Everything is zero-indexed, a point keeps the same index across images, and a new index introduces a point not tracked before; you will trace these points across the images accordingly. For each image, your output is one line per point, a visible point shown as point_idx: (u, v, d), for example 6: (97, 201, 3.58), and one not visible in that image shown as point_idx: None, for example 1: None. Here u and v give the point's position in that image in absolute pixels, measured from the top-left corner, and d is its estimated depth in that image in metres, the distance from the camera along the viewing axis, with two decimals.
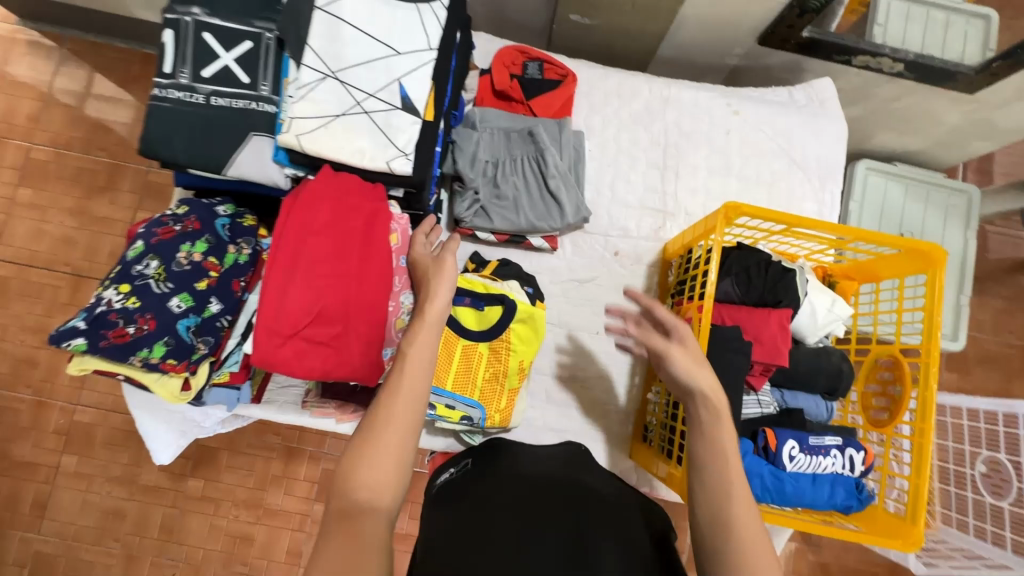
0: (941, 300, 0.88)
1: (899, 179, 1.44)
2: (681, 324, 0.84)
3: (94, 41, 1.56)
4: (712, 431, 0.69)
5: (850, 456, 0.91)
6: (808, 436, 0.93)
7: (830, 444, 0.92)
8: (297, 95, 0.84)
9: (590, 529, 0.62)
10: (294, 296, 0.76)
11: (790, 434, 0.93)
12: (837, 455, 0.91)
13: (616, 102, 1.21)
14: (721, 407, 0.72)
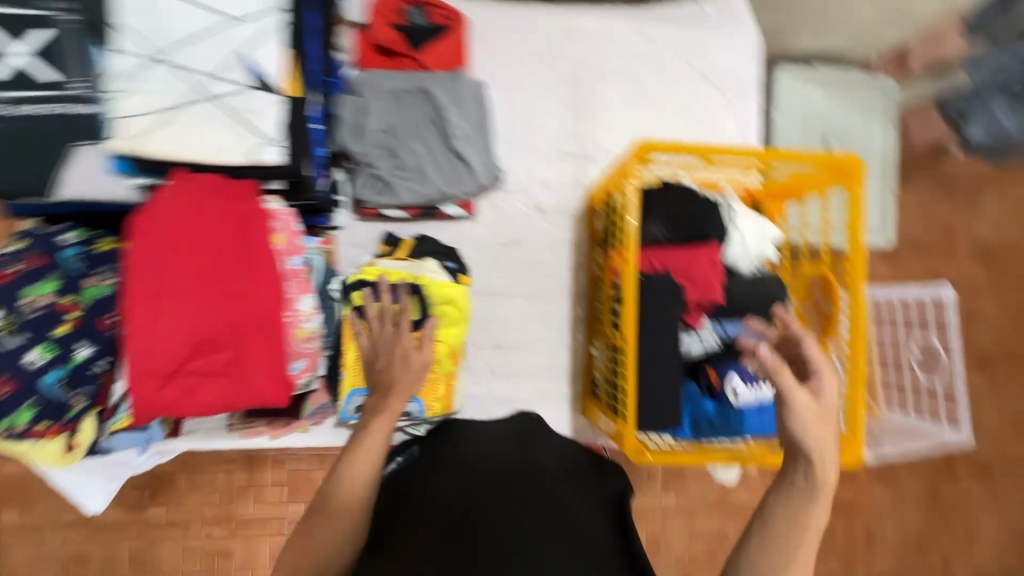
0: (862, 210, 0.86)
1: (822, 83, 1.38)
2: (827, 378, 0.67)
3: None
4: (806, 504, 0.60)
5: None
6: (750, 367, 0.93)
7: None
8: (120, 89, 0.70)
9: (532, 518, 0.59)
10: (165, 329, 0.66)
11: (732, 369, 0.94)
12: None
13: (515, 42, 1.10)
14: (827, 481, 0.62)
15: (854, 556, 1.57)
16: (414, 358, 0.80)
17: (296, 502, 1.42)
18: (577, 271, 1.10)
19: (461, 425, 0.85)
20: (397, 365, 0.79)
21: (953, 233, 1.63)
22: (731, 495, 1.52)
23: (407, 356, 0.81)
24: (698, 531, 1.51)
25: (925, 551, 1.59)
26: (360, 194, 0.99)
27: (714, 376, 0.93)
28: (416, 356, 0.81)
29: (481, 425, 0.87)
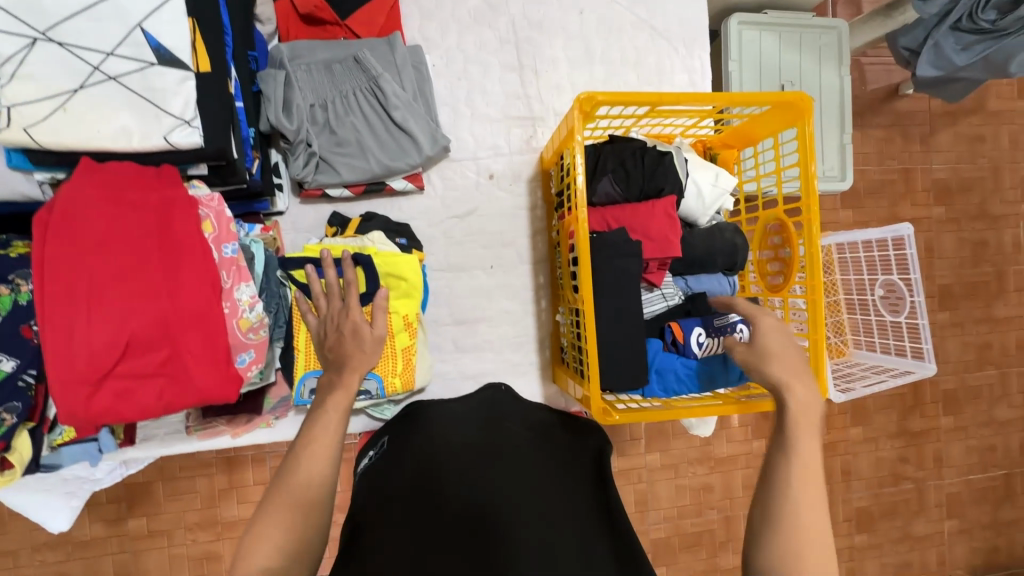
0: (812, 150, 0.84)
1: (771, 29, 1.37)
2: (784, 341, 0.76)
3: None
4: (788, 456, 0.64)
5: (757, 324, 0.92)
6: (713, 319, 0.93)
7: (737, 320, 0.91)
8: (2, 74, 0.63)
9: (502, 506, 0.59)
10: (87, 334, 0.62)
11: (696, 321, 0.93)
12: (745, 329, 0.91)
13: (449, 1, 1.04)
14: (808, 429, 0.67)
15: (834, 494, 1.63)
16: (364, 330, 0.80)
17: None
18: (535, 238, 1.08)
19: (427, 408, 0.83)
20: (348, 342, 0.79)
21: (910, 172, 1.65)
22: (712, 448, 1.55)
23: (358, 330, 0.80)
24: (684, 485, 1.54)
25: (900, 483, 1.66)
26: (299, 175, 0.93)
27: (677, 330, 0.92)
28: (369, 331, 0.81)
29: (451, 403, 0.86)
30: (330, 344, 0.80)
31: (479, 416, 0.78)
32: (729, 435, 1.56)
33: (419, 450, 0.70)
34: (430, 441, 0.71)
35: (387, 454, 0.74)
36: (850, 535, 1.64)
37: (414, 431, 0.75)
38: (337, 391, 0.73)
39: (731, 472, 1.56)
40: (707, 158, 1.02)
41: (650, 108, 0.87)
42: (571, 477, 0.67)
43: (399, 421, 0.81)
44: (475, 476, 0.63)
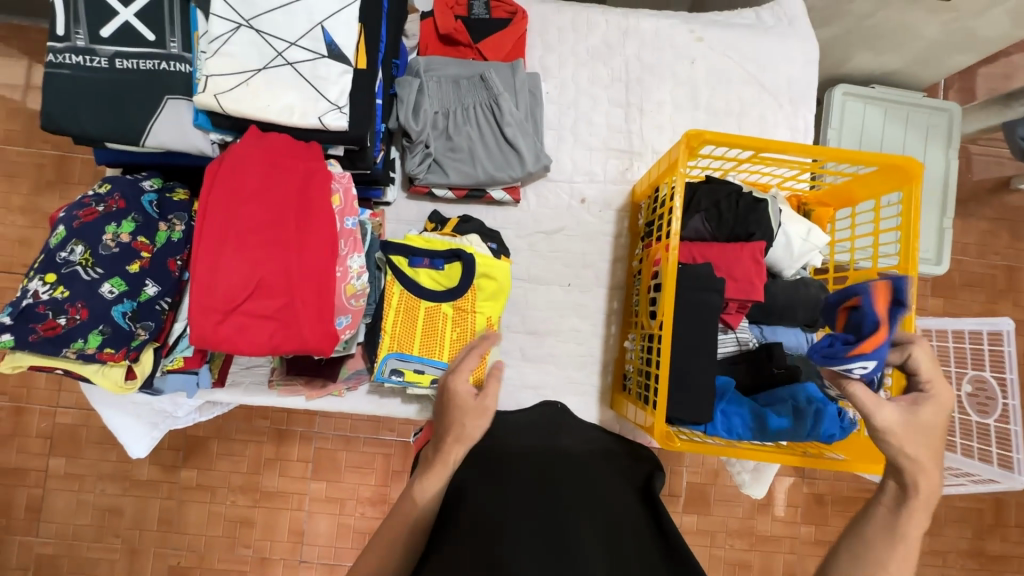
0: (917, 217, 0.84)
1: (878, 103, 1.37)
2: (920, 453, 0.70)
3: (19, 25, 1.41)
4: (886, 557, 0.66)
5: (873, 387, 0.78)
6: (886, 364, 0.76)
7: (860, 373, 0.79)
8: (209, 50, 0.77)
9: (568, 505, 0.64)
10: (228, 270, 0.71)
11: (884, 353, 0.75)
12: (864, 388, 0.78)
13: (572, 37, 1.13)
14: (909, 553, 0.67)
15: None
16: (465, 397, 0.79)
17: (317, 480, 1.45)
18: (615, 264, 1.11)
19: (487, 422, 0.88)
20: (455, 412, 0.77)
21: (1014, 271, 1.55)
22: (755, 524, 1.47)
23: (463, 398, 0.78)
24: (719, 556, 1.46)
25: None
26: (414, 172, 1.03)
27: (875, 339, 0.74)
28: (474, 399, 0.78)
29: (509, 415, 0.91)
30: (439, 410, 0.80)
31: (540, 429, 0.83)
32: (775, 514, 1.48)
33: (488, 457, 0.76)
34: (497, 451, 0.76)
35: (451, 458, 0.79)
36: None
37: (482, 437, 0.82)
38: (434, 469, 0.70)
39: (773, 553, 1.47)
40: (801, 213, 1.02)
41: (754, 153, 0.90)
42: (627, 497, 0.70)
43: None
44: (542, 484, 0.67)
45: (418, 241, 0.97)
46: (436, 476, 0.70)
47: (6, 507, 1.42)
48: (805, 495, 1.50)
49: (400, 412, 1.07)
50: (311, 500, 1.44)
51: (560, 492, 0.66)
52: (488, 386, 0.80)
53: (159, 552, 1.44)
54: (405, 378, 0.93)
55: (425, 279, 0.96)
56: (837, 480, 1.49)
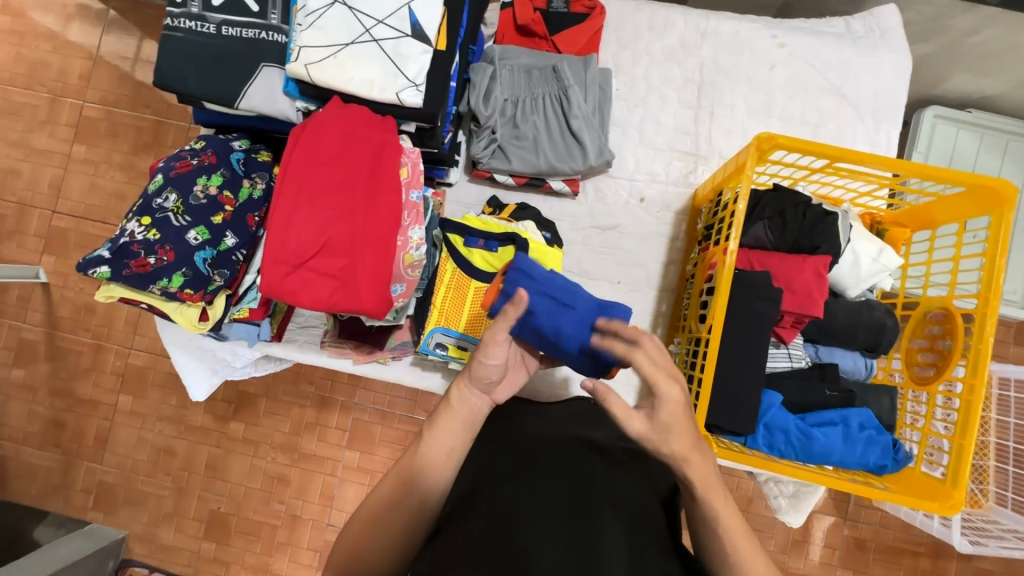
0: (1005, 244, 0.78)
1: (973, 128, 1.28)
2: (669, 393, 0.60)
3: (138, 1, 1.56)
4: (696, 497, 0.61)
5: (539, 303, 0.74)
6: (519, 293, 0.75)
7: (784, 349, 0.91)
8: (305, 23, 0.83)
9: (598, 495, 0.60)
10: (301, 227, 0.77)
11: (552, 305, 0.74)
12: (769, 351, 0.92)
13: (648, 36, 1.13)
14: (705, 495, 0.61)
15: None
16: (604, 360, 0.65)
17: (352, 449, 1.51)
18: (668, 266, 1.10)
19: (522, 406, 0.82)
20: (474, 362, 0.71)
21: None
22: (787, 560, 1.40)
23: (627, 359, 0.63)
24: None
25: None
26: (478, 157, 1.06)
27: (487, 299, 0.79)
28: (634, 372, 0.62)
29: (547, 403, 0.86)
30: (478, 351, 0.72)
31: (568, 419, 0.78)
32: (808, 553, 1.41)
33: (515, 441, 0.70)
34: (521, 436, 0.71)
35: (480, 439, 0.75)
36: None
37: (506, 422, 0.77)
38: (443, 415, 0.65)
39: None
40: (874, 232, 0.97)
41: (828, 162, 0.86)
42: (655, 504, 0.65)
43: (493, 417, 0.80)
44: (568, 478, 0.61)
45: (475, 223, 0.99)
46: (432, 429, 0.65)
47: (78, 434, 1.56)
48: (844, 537, 1.42)
49: (438, 389, 1.09)
50: (344, 468, 1.51)
51: (587, 493, 0.60)
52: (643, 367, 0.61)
53: (202, 495, 1.54)
54: (448, 352, 0.97)
55: (478, 260, 0.98)
56: (883, 526, 1.41)
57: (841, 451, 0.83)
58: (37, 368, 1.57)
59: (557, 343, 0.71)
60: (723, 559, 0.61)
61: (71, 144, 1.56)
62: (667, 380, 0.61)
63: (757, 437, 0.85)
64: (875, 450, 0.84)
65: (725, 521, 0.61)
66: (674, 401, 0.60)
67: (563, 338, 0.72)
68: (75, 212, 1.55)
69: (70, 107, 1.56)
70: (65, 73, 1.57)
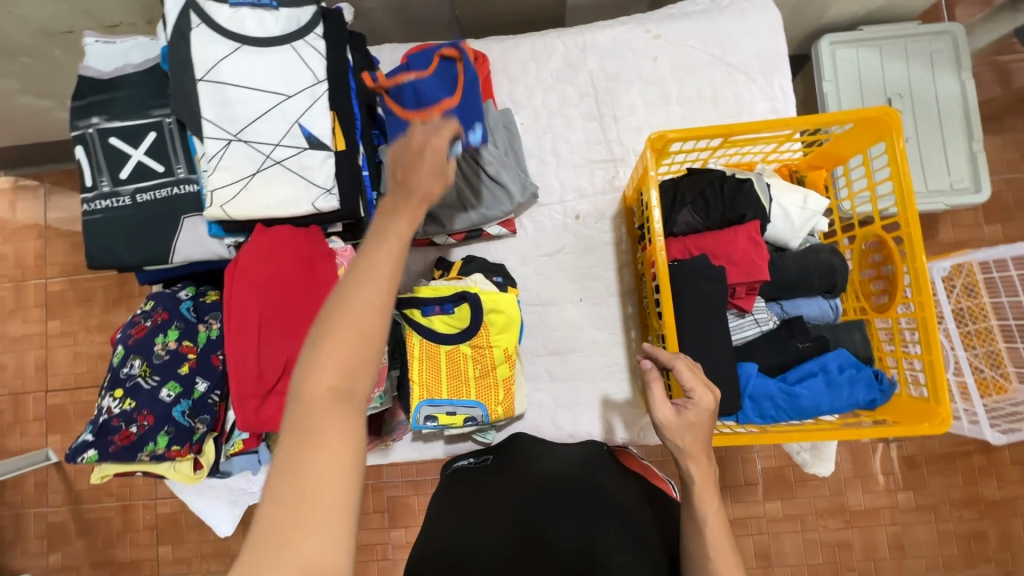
0: (904, 162, 0.83)
1: (868, 45, 1.32)
2: (704, 399, 0.75)
3: (69, 169, 1.61)
4: (693, 498, 0.70)
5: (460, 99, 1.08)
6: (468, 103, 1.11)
7: (749, 317, 0.94)
8: (209, 168, 0.86)
9: (597, 529, 0.67)
10: (257, 358, 0.80)
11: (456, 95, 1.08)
12: (738, 320, 0.95)
13: (534, 67, 1.18)
14: (702, 490, 0.71)
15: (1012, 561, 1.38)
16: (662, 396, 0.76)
17: (396, 527, 1.49)
18: (622, 270, 1.13)
19: (527, 445, 0.93)
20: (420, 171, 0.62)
21: None
22: (846, 499, 1.40)
23: (691, 367, 0.78)
24: (814, 541, 1.39)
25: None
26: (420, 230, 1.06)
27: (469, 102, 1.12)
28: (690, 408, 0.75)
29: (553, 446, 0.95)
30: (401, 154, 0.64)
31: (574, 459, 0.88)
32: (865, 483, 1.40)
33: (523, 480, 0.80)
34: (529, 475, 0.81)
35: (486, 476, 0.86)
36: None
37: (517, 460, 0.88)
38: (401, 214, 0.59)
39: (872, 527, 1.39)
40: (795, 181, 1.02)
41: (724, 139, 0.91)
42: (651, 525, 0.74)
43: (505, 446, 0.95)
44: (575, 507, 0.71)
45: (426, 292, 1.02)
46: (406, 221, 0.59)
47: None
48: (895, 460, 1.41)
49: (444, 452, 1.11)
50: (395, 548, 1.49)
51: (592, 517, 0.69)
52: (694, 388, 0.75)
53: None
54: (439, 421, 0.99)
55: (440, 325, 1.01)
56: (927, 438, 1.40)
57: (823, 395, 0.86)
58: (73, 546, 1.57)
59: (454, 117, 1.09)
60: (705, 564, 0.67)
61: (45, 322, 1.59)
62: (704, 388, 0.76)
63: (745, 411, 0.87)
64: (855, 385, 0.86)
65: (711, 522, 0.68)
66: (705, 408, 0.75)
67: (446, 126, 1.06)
68: (67, 385, 1.58)
69: (35, 288, 1.60)
70: (21, 257, 1.61)
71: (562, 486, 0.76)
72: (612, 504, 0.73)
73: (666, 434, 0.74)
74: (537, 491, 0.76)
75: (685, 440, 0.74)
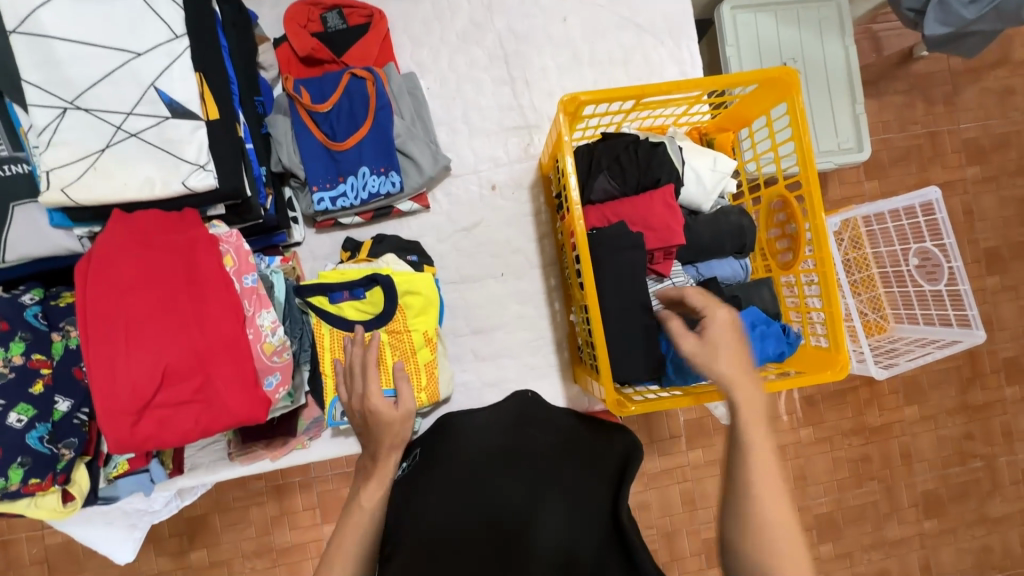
0: (806, 121, 0.85)
1: (764, 10, 1.36)
2: (723, 316, 0.75)
3: None
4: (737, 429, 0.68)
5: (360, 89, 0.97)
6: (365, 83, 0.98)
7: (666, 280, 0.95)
8: (41, 144, 0.71)
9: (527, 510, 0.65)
10: (128, 368, 0.68)
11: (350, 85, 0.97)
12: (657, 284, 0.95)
13: (437, 26, 1.09)
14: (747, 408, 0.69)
15: (895, 478, 1.56)
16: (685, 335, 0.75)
17: (329, 523, 1.40)
18: (543, 241, 1.10)
19: (455, 422, 0.86)
20: (375, 426, 0.85)
21: (936, 135, 1.60)
22: None
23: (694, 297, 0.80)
24: None
25: (967, 461, 1.58)
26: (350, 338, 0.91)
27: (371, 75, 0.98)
28: (715, 330, 0.74)
29: (477, 412, 0.90)
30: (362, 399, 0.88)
31: (504, 418, 0.83)
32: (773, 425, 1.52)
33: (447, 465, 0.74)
34: (455, 455, 0.75)
35: (417, 470, 0.80)
36: (919, 522, 1.56)
37: (444, 440, 0.82)
38: (373, 480, 0.81)
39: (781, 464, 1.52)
40: (705, 144, 1.03)
41: (637, 101, 0.89)
42: (588, 483, 0.69)
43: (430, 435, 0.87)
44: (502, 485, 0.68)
45: (331, 277, 0.93)
46: (376, 486, 0.80)
47: None
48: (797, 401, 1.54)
49: None
50: None
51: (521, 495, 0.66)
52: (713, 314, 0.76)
53: None
54: None
55: (352, 312, 0.93)
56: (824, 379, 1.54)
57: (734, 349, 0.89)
58: None
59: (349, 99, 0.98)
60: (746, 491, 0.65)
61: None
62: (719, 308, 0.77)
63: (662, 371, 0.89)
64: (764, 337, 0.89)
65: (757, 445, 0.67)
66: (724, 322, 0.75)
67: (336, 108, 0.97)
68: None
69: None
70: None
71: (494, 459, 0.72)
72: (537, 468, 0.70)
73: (700, 364, 0.73)
74: (463, 473, 0.71)
75: (722, 359, 0.72)
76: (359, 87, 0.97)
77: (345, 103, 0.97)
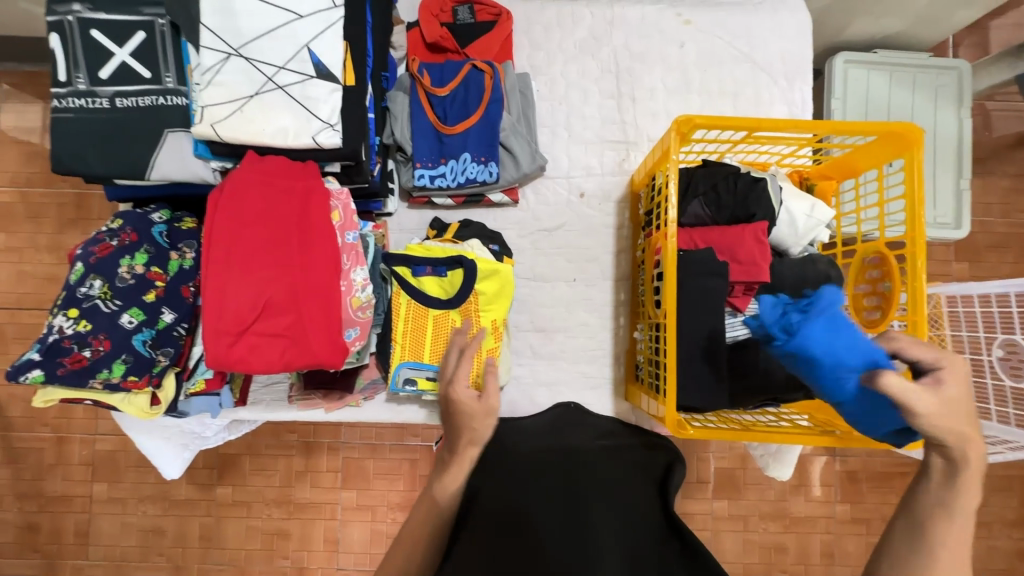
0: (921, 181, 0.83)
1: (883, 68, 1.32)
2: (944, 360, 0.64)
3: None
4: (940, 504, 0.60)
5: (480, 79, 1.03)
6: (484, 75, 1.03)
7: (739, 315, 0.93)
8: (202, 81, 0.79)
9: (586, 498, 0.69)
10: (237, 293, 0.74)
11: (469, 75, 1.03)
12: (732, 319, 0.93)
13: (558, 33, 1.13)
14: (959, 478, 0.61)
15: None
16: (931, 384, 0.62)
17: (348, 489, 1.44)
18: (620, 256, 1.11)
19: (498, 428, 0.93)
20: (457, 410, 0.81)
21: None
22: (788, 505, 1.45)
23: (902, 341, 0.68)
24: (754, 541, 1.44)
25: None
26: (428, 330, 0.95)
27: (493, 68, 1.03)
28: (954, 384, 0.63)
29: (520, 421, 0.96)
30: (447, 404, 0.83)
31: (547, 431, 0.90)
32: (807, 493, 1.45)
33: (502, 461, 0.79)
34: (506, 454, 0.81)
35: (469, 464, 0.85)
36: None
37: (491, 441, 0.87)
38: (451, 469, 0.72)
39: (808, 535, 1.45)
40: (804, 188, 1.02)
41: (747, 133, 0.89)
42: (640, 490, 0.75)
43: None
44: (555, 480, 0.72)
45: (418, 250, 0.98)
46: (454, 476, 0.71)
47: (56, 533, 1.45)
48: (838, 473, 1.47)
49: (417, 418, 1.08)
50: (343, 508, 1.44)
51: (577, 490, 0.70)
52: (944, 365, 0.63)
53: (202, 568, 1.45)
54: (418, 387, 0.96)
55: (431, 287, 0.98)
56: (871, 457, 1.46)
57: (778, 382, 0.87)
58: None
59: (466, 88, 1.03)
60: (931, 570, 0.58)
61: None
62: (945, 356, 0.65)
63: (783, 330, 0.69)
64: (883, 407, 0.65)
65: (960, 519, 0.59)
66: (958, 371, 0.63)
67: (452, 95, 1.03)
68: None
69: None
70: None
71: (545, 460, 0.77)
72: (590, 468, 0.75)
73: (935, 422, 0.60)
74: (517, 467, 0.76)
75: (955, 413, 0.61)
76: (477, 78, 1.03)
77: (461, 91, 1.03)
